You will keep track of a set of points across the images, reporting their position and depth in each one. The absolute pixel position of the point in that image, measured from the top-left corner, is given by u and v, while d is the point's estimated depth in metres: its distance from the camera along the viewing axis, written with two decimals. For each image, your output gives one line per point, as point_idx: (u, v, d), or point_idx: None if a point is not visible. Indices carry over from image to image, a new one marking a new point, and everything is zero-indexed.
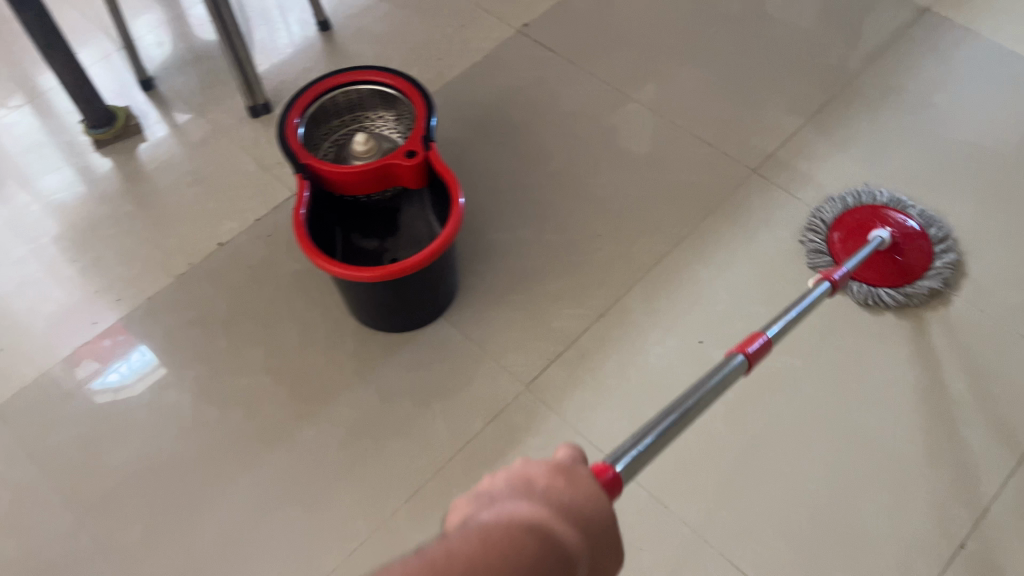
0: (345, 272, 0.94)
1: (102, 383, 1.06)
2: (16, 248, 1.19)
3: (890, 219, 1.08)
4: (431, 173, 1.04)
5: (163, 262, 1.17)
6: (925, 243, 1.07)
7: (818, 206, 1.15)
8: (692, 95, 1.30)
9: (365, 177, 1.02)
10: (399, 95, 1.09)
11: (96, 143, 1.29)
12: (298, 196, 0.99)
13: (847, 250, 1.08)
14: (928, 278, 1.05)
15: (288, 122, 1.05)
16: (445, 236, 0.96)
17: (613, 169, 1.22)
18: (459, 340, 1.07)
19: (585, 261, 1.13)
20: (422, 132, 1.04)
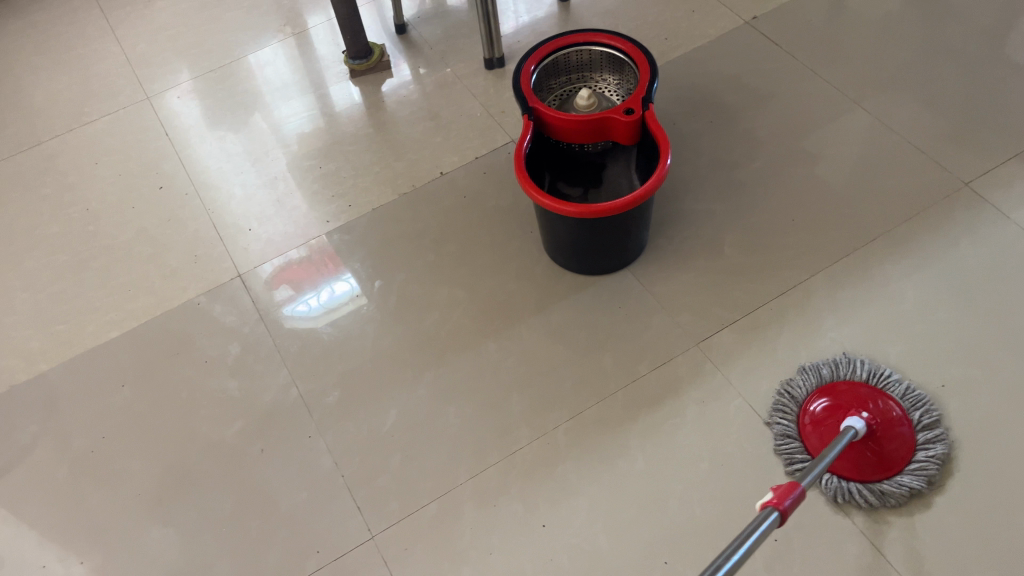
0: (551, 205, 1.04)
1: (293, 310, 1.18)
2: (274, 151, 1.39)
3: (869, 404, 0.96)
4: (644, 132, 1.12)
5: (391, 180, 1.32)
6: (906, 432, 0.94)
7: (792, 376, 1.03)
8: (913, 104, 1.29)
9: (584, 126, 1.12)
10: (627, 60, 1.18)
11: (353, 72, 1.48)
12: (522, 133, 1.11)
13: (821, 437, 0.95)
14: (903, 476, 0.92)
15: (523, 69, 1.16)
16: (646, 188, 1.04)
17: (818, 161, 1.24)
18: (641, 291, 1.14)
19: (775, 242, 1.17)
20: (643, 93, 1.12)
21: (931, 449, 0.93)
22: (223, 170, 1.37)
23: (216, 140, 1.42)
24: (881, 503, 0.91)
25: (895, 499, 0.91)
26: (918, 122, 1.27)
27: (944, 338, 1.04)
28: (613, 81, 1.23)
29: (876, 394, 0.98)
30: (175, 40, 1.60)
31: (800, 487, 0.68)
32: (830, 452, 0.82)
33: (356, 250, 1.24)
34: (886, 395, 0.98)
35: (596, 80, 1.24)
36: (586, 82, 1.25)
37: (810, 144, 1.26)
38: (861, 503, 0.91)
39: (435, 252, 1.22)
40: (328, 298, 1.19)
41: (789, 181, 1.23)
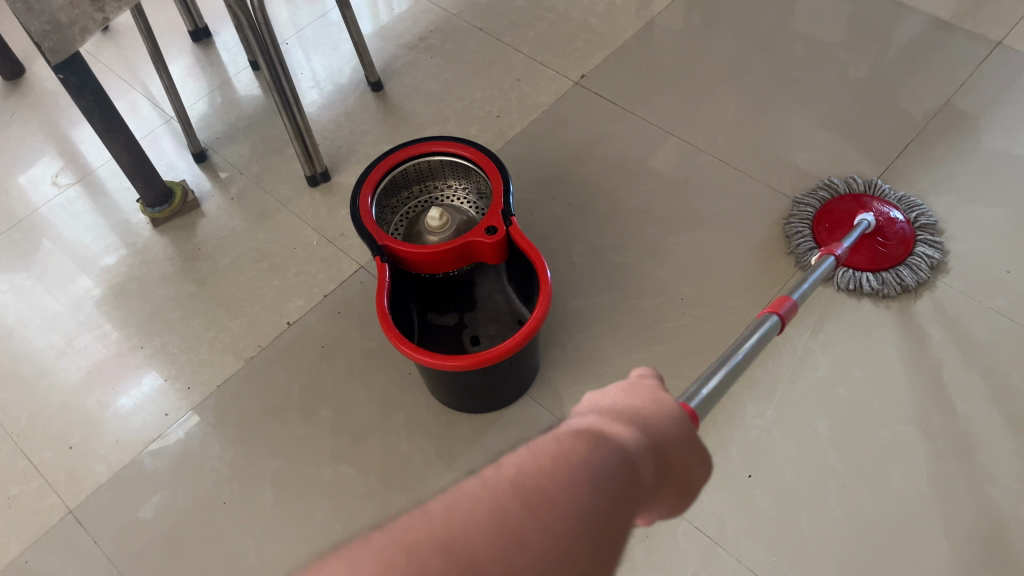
0: (436, 361, 0.90)
1: (123, 410, 1.08)
2: (79, 337, 1.16)
3: (872, 206, 1.13)
4: (512, 248, 1.00)
5: (232, 345, 1.13)
6: (906, 230, 1.10)
7: (799, 195, 1.18)
8: (764, 143, 1.25)
9: (445, 255, 0.99)
10: (473, 167, 1.05)
11: (155, 221, 1.25)
12: (379, 280, 0.96)
13: (835, 236, 1.10)
14: (908, 266, 1.07)
15: (360, 201, 1.01)
16: (536, 317, 0.92)
17: (690, 226, 1.17)
18: (548, 419, 1.02)
19: (672, 326, 1.08)
20: (501, 205, 1.00)
21: (929, 243, 1.09)
22: (19, 375, 1.13)
23: (1, 338, 1.17)
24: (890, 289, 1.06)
25: (904, 283, 1.06)
26: (775, 162, 1.23)
27: (866, 399, 0.99)
28: (461, 187, 1.10)
29: (887, 215, 1.12)
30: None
31: (790, 300, 0.72)
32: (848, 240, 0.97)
33: (211, 443, 1.04)
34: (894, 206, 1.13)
35: (441, 189, 1.11)
36: (431, 194, 1.11)
37: (678, 207, 1.19)
38: (871, 289, 1.06)
39: (307, 422, 1.05)
40: (148, 388, 1.10)
41: (668, 253, 1.15)
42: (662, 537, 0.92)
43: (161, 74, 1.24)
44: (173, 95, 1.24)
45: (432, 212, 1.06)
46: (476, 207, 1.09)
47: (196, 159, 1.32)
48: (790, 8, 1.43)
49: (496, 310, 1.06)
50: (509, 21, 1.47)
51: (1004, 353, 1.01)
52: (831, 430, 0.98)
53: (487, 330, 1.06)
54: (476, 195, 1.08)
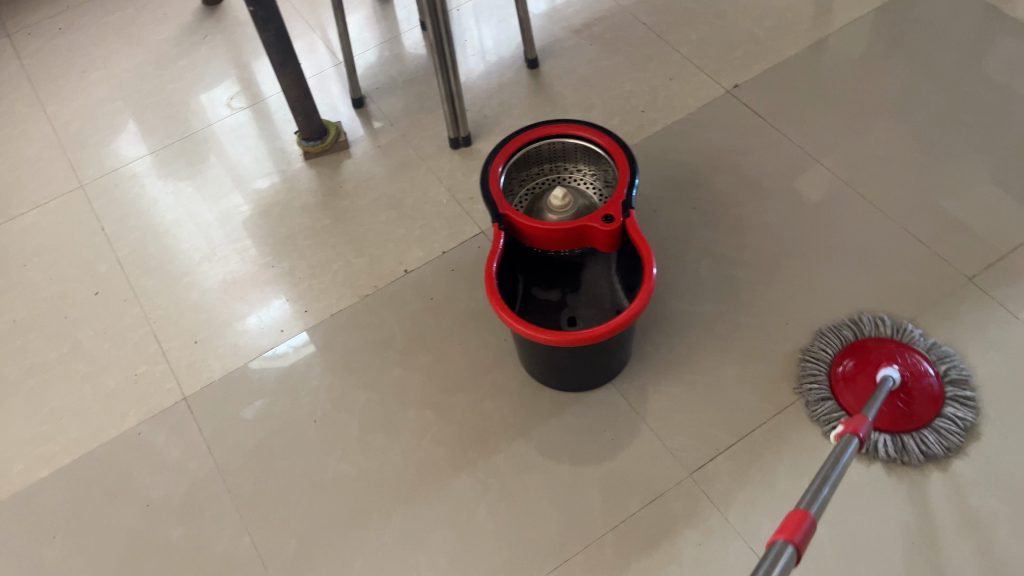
0: (530, 332, 0.94)
1: (263, 357, 1.14)
2: (222, 247, 1.27)
3: (898, 358, 1.01)
4: (625, 240, 1.02)
5: (352, 281, 1.21)
6: (936, 386, 0.99)
7: (821, 333, 1.07)
8: (911, 184, 1.21)
9: (559, 234, 1.02)
10: (604, 155, 1.08)
11: (307, 155, 1.35)
12: (493, 246, 1.00)
13: (854, 390, 1.00)
14: (932, 431, 0.96)
15: (491, 168, 1.06)
16: (633, 309, 0.94)
17: (812, 254, 1.15)
18: (627, 410, 1.04)
19: (771, 348, 1.07)
20: (623, 197, 1.02)
21: (959, 402, 0.97)
22: (166, 270, 1.25)
23: (158, 235, 1.30)
24: (912, 454, 0.95)
25: (926, 451, 0.95)
26: (919, 205, 1.18)
27: (960, 463, 0.95)
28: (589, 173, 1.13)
29: (914, 360, 1.01)
30: (112, 115, 1.47)
31: (807, 515, 0.59)
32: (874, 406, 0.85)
33: (315, 365, 1.13)
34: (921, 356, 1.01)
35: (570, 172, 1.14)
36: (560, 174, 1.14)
37: (804, 233, 1.18)
38: (889, 456, 0.96)
39: (402, 364, 1.12)
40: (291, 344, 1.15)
41: (783, 278, 1.13)
42: (714, 548, 0.92)
43: (338, 21, 1.33)
44: (344, 42, 1.33)
45: (557, 192, 1.09)
46: (600, 195, 1.11)
47: (354, 104, 1.41)
48: (973, 49, 1.36)
49: (598, 297, 1.09)
50: (675, 20, 1.47)
51: None
52: (912, 485, 0.95)
53: (587, 314, 1.09)
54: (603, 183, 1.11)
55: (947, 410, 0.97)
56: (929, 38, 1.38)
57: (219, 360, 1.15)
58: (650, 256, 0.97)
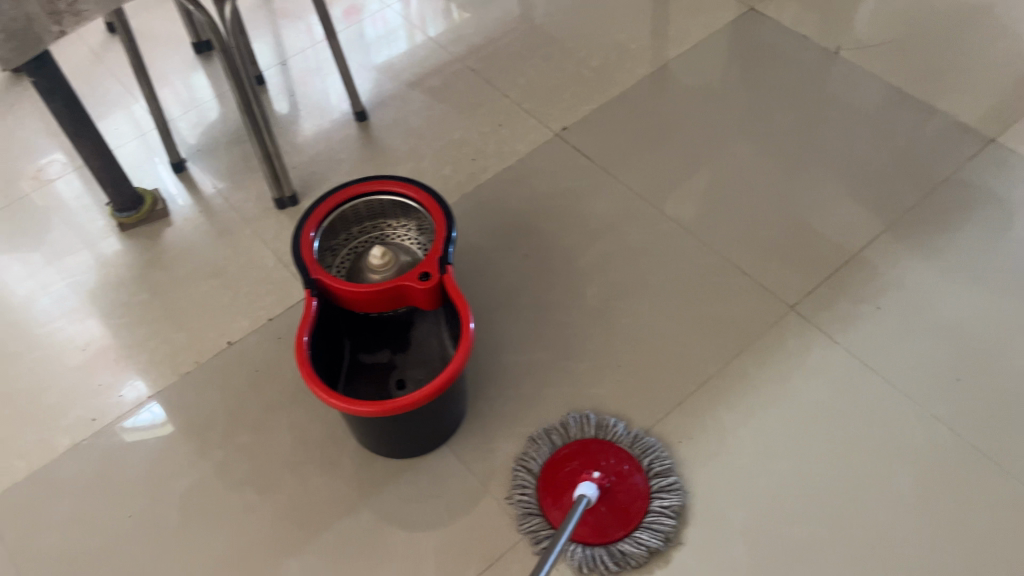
0: (343, 404, 0.89)
1: (134, 422, 1.08)
2: (27, 332, 1.17)
3: (597, 458, 0.97)
4: (445, 297, 0.99)
5: (171, 358, 1.14)
6: (641, 483, 0.95)
7: (523, 450, 1.01)
8: (732, 216, 1.23)
9: (376, 297, 0.98)
10: (421, 209, 1.05)
11: (122, 225, 1.27)
12: (305, 315, 0.96)
13: (556, 503, 0.94)
14: (642, 530, 0.92)
15: (302, 233, 1.02)
16: (451, 370, 0.90)
17: (641, 292, 1.15)
18: (462, 471, 1.01)
19: (604, 393, 1.06)
20: (439, 253, 0.99)
21: (665, 490, 0.95)
22: None
23: None
24: (623, 565, 0.91)
25: (642, 551, 0.91)
26: (741, 236, 1.20)
27: (785, 494, 0.96)
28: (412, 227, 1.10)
29: (613, 450, 0.98)
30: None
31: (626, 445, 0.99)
32: (567, 525, 0.80)
33: (130, 454, 1.05)
34: (631, 458, 0.98)
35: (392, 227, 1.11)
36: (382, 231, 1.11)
37: (632, 271, 1.18)
38: (608, 568, 0.90)
39: (226, 445, 1.05)
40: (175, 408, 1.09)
41: (615, 321, 1.13)
42: None
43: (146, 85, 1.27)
44: (154, 106, 1.27)
45: (376, 251, 1.06)
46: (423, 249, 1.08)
47: (173, 169, 1.34)
48: (784, 79, 1.40)
49: (427, 356, 1.05)
50: (502, 64, 1.47)
51: (935, 464, 0.98)
52: (745, 521, 0.95)
53: (417, 374, 1.05)
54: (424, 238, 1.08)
55: (653, 504, 0.94)
56: (744, 70, 1.42)
57: (25, 459, 1.05)
58: (467, 312, 0.95)
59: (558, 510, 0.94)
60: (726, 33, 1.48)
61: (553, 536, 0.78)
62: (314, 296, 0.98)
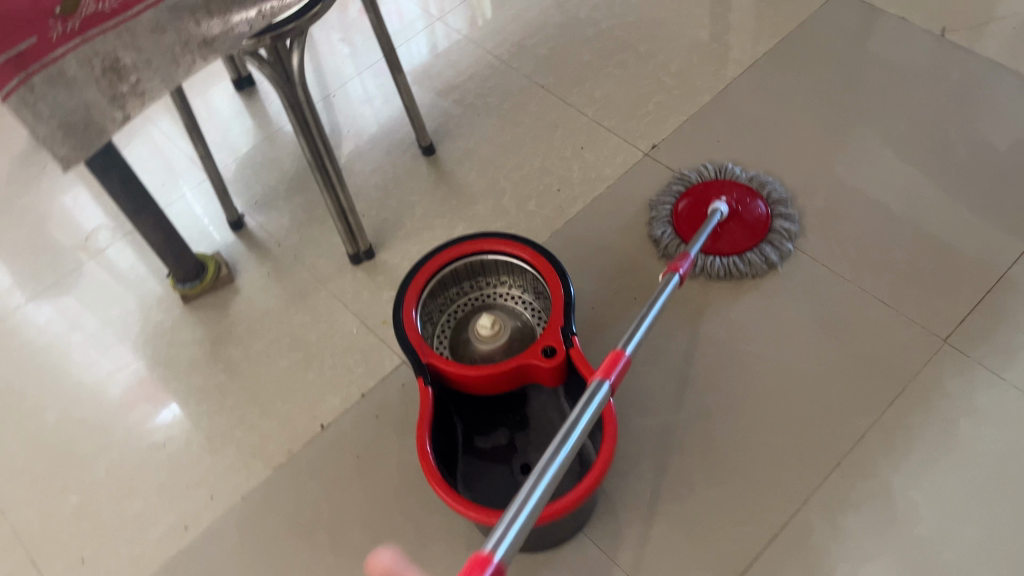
0: (481, 515, 0.78)
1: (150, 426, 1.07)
2: (98, 428, 1.07)
3: (724, 189, 1.14)
4: (572, 371, 0.88)
5: (261, 448, 1.03)
6: (760, 209, 1.12)
7: (656, 196, 1.17)
8: (859, 236, 1.10)
9: (495, 378, 0.87)
10: (530, 268, 0.93)
11: (185, 297, 1.16)
12: (421, 407, 0.85)
13: (688, 222, 1.11)
14: (768, 245, 1.09)
15: (403, 309, 0.91)
16: (599, 466, 0.79)
17: (773, 335, 1.03)
18: (605, 564, 0.90)
19: (750, 459, 0.95)
20: (560, 322, 0.88)
21: (783, 217, 1.11)
22: (33, 470, 1.04)
23: (20, 425, 1.08)
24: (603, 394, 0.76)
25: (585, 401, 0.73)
26: (872, 260, 1.08)
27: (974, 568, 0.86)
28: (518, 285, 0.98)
29: (735, 184, 1.15)
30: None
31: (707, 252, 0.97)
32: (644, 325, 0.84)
33: (231, 566, 0.95)
34: (750, 190, 1.14)
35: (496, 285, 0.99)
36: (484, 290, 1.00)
37: (758, 309, 1.06)
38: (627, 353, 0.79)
39: (335, 548, 0.95)
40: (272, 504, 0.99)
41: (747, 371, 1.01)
42: None
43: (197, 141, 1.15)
44: (209, 164, 1.15)
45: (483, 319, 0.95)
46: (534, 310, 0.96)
47: (232, 228, 1.22)
48: (889, 71, 1.27)
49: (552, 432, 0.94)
50: (574, 77, 1.34)
51: None
52: None
53: (543, 452, 0.94)
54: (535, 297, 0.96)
55: (776, 224, 1.10)
56: (843, 65, 1.29)
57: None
58: (605, 392, 0.83)
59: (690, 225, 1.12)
60: (816, 24, 1.35)
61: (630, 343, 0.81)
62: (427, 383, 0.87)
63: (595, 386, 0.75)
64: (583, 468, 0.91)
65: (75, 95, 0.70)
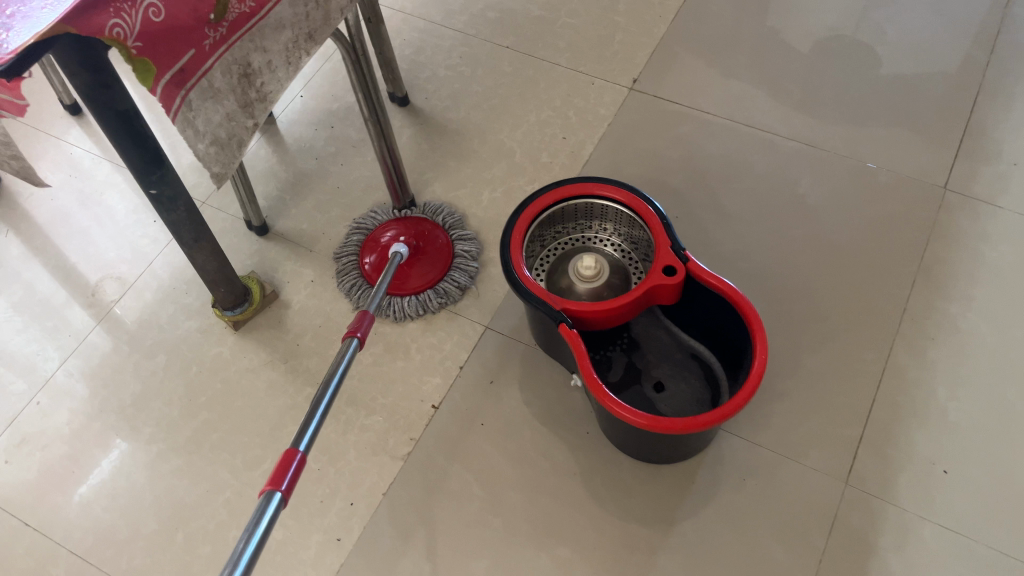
0: (678, 424, 0.83)
1: (98, 507, 0.99)
2: (198, 474, 1.01)
3: (399, 229, 1.14)
4: (688, 283, 0.94)
5: (381, 444, 1.02)
6: (442, 240, 1.14)
7: (340, 247, 1.16)
8: (842, 122, 1.25)
9: (626, 306, 0.92)
10: (617, 204, 0.99)
11: (235, 324, 1.10)
12: (574, 348, 0.88)
13: (377, 269, 1.10)
14: (456, 270, 1.13)
15: (514, 266, 0.93)
16: (764, 355, 0.85)
17: (806, 220, 1.16)
18: (750, 447, 0.99)
19: (833, 326, 1.06)
20: (668, 242, 0.93)
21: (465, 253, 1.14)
22: (145, 535, 0.97)
23: (106, 497, 1.00)
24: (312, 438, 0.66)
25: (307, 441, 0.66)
26: (861, 138, 1.23)
27: None
28: (596, 225, 1.04)
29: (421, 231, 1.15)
30: None
31: (367, 314, 0.79)
32: (659, 209, 0.96)
33: (404, 558, 0.94)
34: (424, 220, 1.17)
35: (572, 231, 1.04)
36: (564, 237, 1.04)
37: (784, 201, 1.18)
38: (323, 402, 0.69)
39: (499, 510, 0.97)
40: (420, 488, 0.99)
41: (799, 252, 1.13)
42: (915, 548, 0.91)
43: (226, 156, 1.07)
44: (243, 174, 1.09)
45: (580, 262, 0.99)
46: (622, 246, 1.03)
47: (257, 233, 1.18)
48: None
49: (666, 348, 1.01)
50: (534, 34, 1.39)
51: None
52: None
53: (667, 369, 1.00)
54: (621, 232, 1.02)
55: (457, 250, 1.14)
56: None
57: None
58: (737, 291, 0.90)
59: (377, 272, 1.11)
60: None
61: (668, 227, 0.95)
62: (569, 327, 0.90)
63: (263, 501, 0.60)
64: (711, 370, 0.99)
65: (218, 106, 0.68)
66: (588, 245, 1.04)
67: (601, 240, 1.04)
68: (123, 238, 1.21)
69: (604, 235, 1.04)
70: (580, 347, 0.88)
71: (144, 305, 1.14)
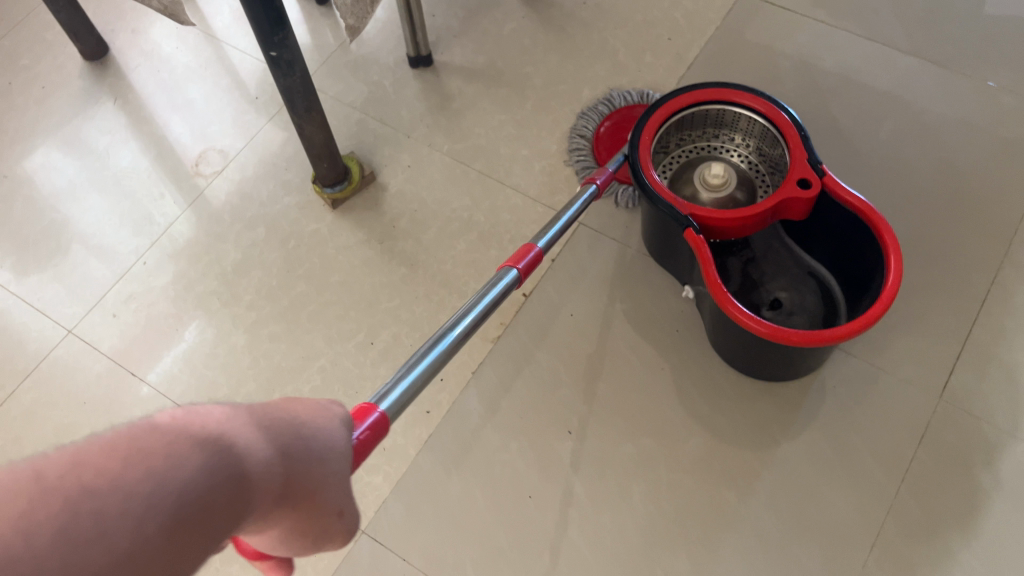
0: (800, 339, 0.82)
1: (199, 368, 1.03)
2: (296, 342, 1.04)
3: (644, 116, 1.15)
4: (819, 198, 0.92)
5: (473, 326, 1.04)
6: None
7: (584, 109, 1.19)
8: (966, 38, 1.19)
9: (754, 216, 0.90)
10: (750, 114, 0.97)
11: (334, 202, 1.12)
12: (699, 252, 0.87)
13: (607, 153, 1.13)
14: None
15: (642, 167, 0.92)
16: (895, 278, 0.82)
17: (918, 137, 1.12)
18: (842, 358, 0.98)
19: (939, 245, 1.04)
20: (805, 154, 0.90)
21: None
22: (244, 394, 1.01)
23: (207, 358, 1.04)
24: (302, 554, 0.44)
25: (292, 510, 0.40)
26: (984, 55, 1.17)
27: None
28: (726, 134, 1.03)
29: None
30: (34, 247, 1.14)
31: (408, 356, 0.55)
32: (794, 120, 0.93)
33: (491, 435, 0.97)
34: None
35: (701, 139, 1.04)
36: (693, 144, 1.04)
37: (896, 116, 1.14)
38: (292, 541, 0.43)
39: (587, 398, 0.98)
40: (508, 371, 1.00)
41: (908, 169, 1.10)
42: (1006, 466, 0.90)
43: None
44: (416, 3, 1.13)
45: (706, 169, 0.99)
46: (750, 157, 1.03)
47: (422, 65, 1.23)
48: None
49: (783, 264, 1.01)
50: None
51: None
52: None
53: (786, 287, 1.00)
54: (752, 144, 1.02)
55: None
56: None
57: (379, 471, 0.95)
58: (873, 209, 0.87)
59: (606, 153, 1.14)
60: None
61: (803, 137, 0.92)
62: (696, 232, 0.88)
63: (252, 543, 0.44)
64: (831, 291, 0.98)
65: None
66: (716, 155, 1.04)
67: (730, 151, 1.04)
68: (226, 114, 1.23)
69: (734, 146, 1.04)
70: (707, 253, 0.87)
71: (246, 180, 1.17)
